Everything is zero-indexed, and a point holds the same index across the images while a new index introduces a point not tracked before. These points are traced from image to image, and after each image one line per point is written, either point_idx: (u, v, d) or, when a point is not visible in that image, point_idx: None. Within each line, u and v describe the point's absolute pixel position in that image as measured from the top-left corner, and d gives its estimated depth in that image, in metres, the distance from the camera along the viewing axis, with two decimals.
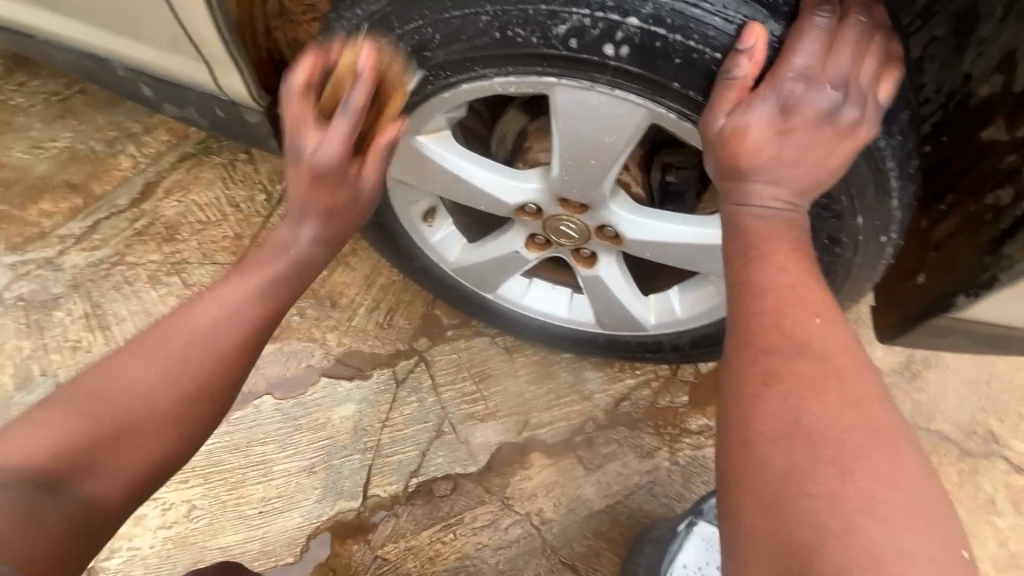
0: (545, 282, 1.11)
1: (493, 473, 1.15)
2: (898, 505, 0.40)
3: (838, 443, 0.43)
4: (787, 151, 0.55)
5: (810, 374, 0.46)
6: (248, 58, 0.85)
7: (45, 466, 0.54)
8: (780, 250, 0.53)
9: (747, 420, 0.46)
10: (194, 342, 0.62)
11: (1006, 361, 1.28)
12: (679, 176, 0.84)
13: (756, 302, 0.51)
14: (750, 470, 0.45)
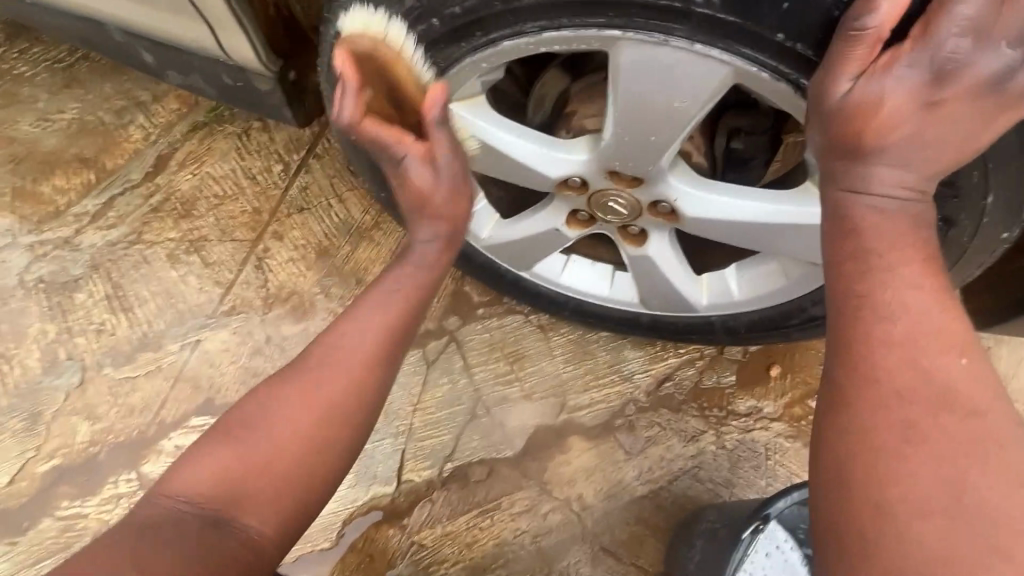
0: (585, 259, 1.02)
1: (530, 457, 1.11)
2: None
3: (1002, 524, 0.39)
4: (925, 131, 0.46)
5: (961, 434, 0.41)
6: (254, 16, 0.75)
7: (215, 495, 0.57)
8: (908, 262, 0.46)
9: (875, 469, 0.42)
10: (333, 382, 0.61)
11: None
12: (746, 141, 0.73)
13: (882, 326, 0.44)
14: (892, 542, 0.40)
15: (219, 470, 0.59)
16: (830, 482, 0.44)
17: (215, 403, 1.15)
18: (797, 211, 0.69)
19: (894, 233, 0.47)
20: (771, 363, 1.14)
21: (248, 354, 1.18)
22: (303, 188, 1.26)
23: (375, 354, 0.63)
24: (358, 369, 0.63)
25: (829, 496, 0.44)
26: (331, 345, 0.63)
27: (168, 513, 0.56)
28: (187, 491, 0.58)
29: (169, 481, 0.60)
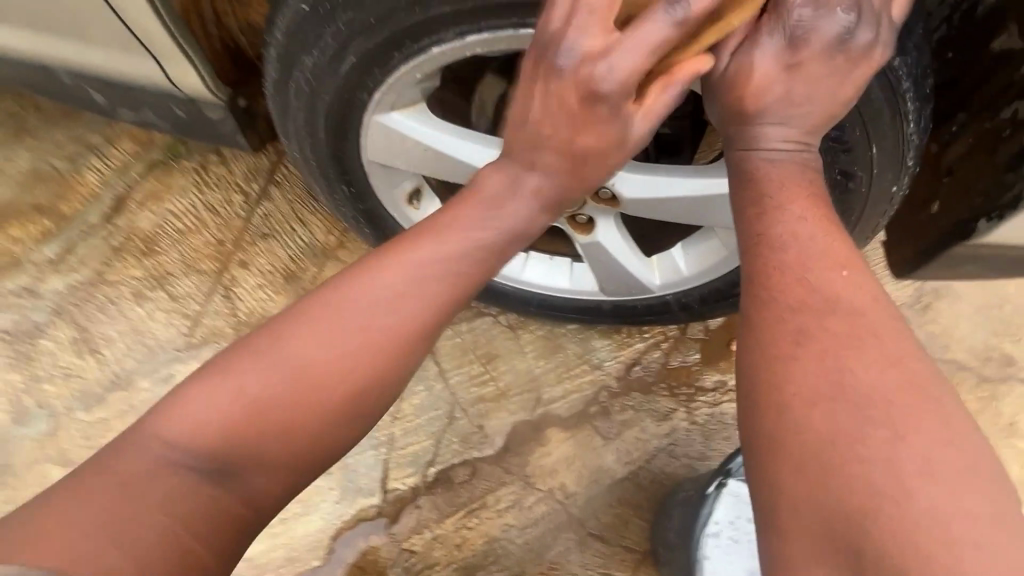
0: (542, 256, 1.08)
1: (511, 453, 1.13)
2: (958, 466, 0.39)
3: (880, 404, 0.42)
4: (795, 90, 0.53)
5: (844, 332, 0.46)
6: (199, 48, 0.79)
7: (222, 441, 0.52)
8: (797, 199, 0.52)
9: (777, 379, 0.46)
10: (363, 339, 0.56)
11: (1014, 284, 1.30)
12: (673, 126, 0.80)
13: (774, 255, 0.50)
14: (796, 436, 0.44)
15: (231, 416, 0.52)
16: (744, 401, 0.48)
17: None
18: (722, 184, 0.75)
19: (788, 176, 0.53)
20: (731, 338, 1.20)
21: None
22: (265, 216, 1.28)
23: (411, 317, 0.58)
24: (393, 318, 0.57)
25: (746, 415, 0.48)
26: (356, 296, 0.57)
27: (173, 451, 0.51)
28: (192, 431, 0.52)
29: (172, 409, 0.53)
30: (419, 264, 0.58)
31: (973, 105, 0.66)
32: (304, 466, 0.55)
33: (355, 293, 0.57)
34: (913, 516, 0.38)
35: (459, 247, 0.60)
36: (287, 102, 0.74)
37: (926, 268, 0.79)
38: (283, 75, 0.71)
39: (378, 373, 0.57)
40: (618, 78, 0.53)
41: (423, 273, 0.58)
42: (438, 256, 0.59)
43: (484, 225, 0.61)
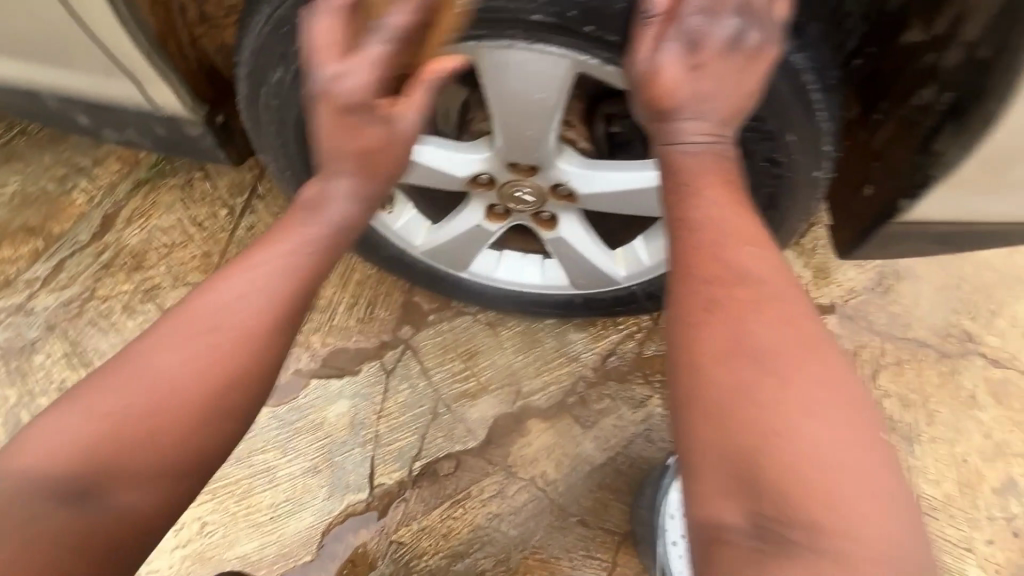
0: (515, 253, 1.13)
1: (493, 445, 1.18)
2: (838, 409, 0.48)
3: (775, 359, 0.50)
4: (700, 88, 0.59)
5: (747, 299, 0.53)
6: (177, 69, 0.84)
7: (73, 465, 0.53)
8: (711, 185, 0.57)
9: (694, 343, 0.53)
10: (220, 343, 0.58)
11: (971, 264, 1.36)
12: (623, 125, 0.86)
13: (693, 237, 0.56)
14: (708, 394, 0.51)
15: (81, 440, 0.54)
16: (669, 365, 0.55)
17: None
18: None
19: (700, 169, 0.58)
20: None
21: None
22: (249, 228, 1.33)
23: (261, 315, 0.60)
24: (250, 319, 0.59)
25: (672, 378, 0.54)
26: (205, 305, 0.59)
27: (27, 480, 0.52)
28: (43, 458, 0.53)
29: (27, 439, 0.54)
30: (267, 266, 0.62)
31: (893, 94, 0.72)
32: (182, 475, 0.56)
33: (192, 307, 0.59)
34: (808, 457, 0.46)
35: (307, 243, 0.63)
36: (261, 116, 0.79)
37: (865, 246, 0.83)
38: (255, 91, 0.76)
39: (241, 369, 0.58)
40: (353, 88, 0.60)
41: (272, 270, 0.61)
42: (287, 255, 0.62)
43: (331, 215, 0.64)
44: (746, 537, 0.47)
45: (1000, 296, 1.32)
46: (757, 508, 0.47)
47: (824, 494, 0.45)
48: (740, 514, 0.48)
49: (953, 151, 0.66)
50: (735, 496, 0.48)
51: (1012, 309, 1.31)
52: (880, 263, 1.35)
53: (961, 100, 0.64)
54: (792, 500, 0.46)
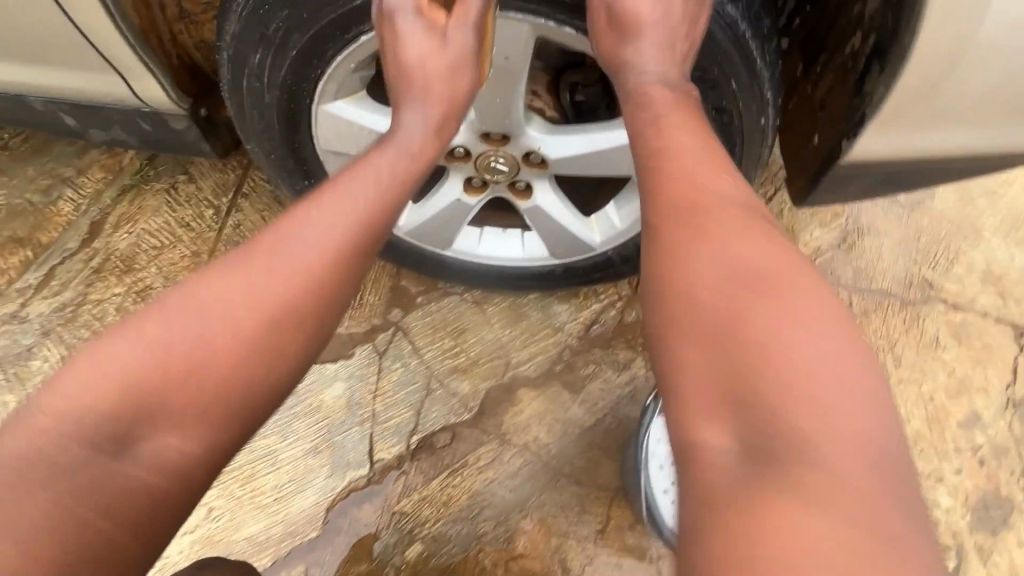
0: (495, 230, 1.18)
1: (487, 415, 1.22)
2: (808, 320, 0.54)
3: (739, 269, 0.57)
4: (653, 24, 0.73)
5: (713, 224, 0.60)
6: (161, 64, 0.88)
7: (131, 398, 0.58)
8: (677, 133, 0.67)
9: (670, 272, 0.60)
10: (270, 302, 0.63)
11: (928, 217, 1.44)
12: (586, 93, 0.92)
13: (662, 182, 0.65)
14: (687, 310, 0.58)
15: (137, 374, 0.59)
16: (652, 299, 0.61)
17: None
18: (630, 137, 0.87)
19: (682, 141, 0.66)
20: None
21: None
22: (236, 226, 1.37)
23: (312, 283, 0.65)
24: (298, 284, 0.64)
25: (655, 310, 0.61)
26: (260, 261, 0.65)
27: (85, 403, 0.57)
28: (101, 385, 0.58)
29: (83, 364, 0.59)
30: (332, 208, 0.68)
31: (827, 45, 0.79)
32: (221, 429, 0.61)
33: (248, 261, 0.65)
34: (781, 364, 0.51)
35: (373, 188, 0.71)
36: (245, 101, 0.84)
37: (817, 191, 0.89)
38: (238, 75, 0.81)
39: (312, 305, 0.65)
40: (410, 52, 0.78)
41: (344, 214, 0.68)
42: (351, 201, 0.69)
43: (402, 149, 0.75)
44: (732, 445, 0.51)
45: (956, 245, 1.40)
46: (741, 416, 0.51)
47: (801, 395, 0.50)
48: (727, 425, 0.52)
49: (880, 90, 0.72)
50: (720, 414, 0.52)
51: (968, 256, 1.39)
52: (843, 221, 1.42)
53: (879, 42, 0.70)
54: (769, 404, 0.51)
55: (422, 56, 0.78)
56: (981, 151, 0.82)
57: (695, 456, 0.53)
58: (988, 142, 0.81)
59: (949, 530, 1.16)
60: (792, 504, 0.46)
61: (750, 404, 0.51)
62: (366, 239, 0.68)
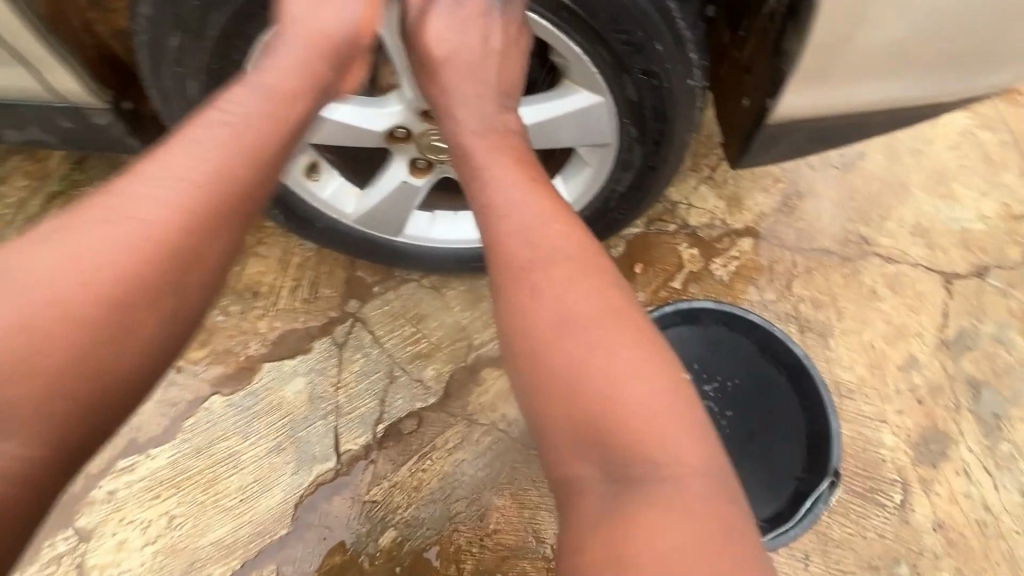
0: (447, 213, 1.17)
1: (452, 397, 1.23)
2: (626, 349, 0.60)
3: (568, 302, 0.62)
4: (459, 74, 0.79)
5: (543, 262, 0.65)
6: (75, 56, 0.84)
7: None
8: (509, 175, 0.71)
9: (516, 314, 0.64)
10: (105, 282, 0.58)
11: (861, 176, 1.52)
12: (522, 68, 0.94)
13: (501, 224, 0.68)
14: (532, 349, 0.62)
15: None
16: (505, 342, 0.65)
17: (138, 441, 1.16)
18: (565, 105, 0.88)
19: (513, 201, 0.69)
20: (633, 262, 1.40)
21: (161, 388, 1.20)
22: None
23: (153, 255, 0.60)
24: (132, 257, 0.59)
25: (509, 352, 0.65)
26: (85, 237, 0.59)
27: None
28: None
29: None
30: (178, 167, 0.63)
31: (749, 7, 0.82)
32: (73, 422, 0.57)
33: (72, 237, 0.59)
34: (617, 395, 0.58)
35: (225, 144, 0.65)
36: (171, 85, 0.82)
37: (750, 151, 0.93)
38: (160, 59, 0.78)
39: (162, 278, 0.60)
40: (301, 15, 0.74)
41: (192, 172, 0.63)
42: (201, 157, 0.64)
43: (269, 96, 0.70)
44: (597, 483, 0.58)
45: (887, 202, 1.48)
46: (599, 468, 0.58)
47: (632, 434, 0.57)
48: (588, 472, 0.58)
49: (795, 46, 0.75)
50: (581, 455, 0.58)
51: (898, 211, 1.48)
52: (784, 185, 1.48)
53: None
54: (612, 437, 0.57)
55: (310, 3, 0.75)
56: (898, 104, 0.87)
57: (566, 494, 0.59)
58: (903, 96, 0.85)
59: (894, 466, 1.23)
60: (651, 526, 0.53)
61: (603, 452, 0.57)
62: (219, 202, 0.63)
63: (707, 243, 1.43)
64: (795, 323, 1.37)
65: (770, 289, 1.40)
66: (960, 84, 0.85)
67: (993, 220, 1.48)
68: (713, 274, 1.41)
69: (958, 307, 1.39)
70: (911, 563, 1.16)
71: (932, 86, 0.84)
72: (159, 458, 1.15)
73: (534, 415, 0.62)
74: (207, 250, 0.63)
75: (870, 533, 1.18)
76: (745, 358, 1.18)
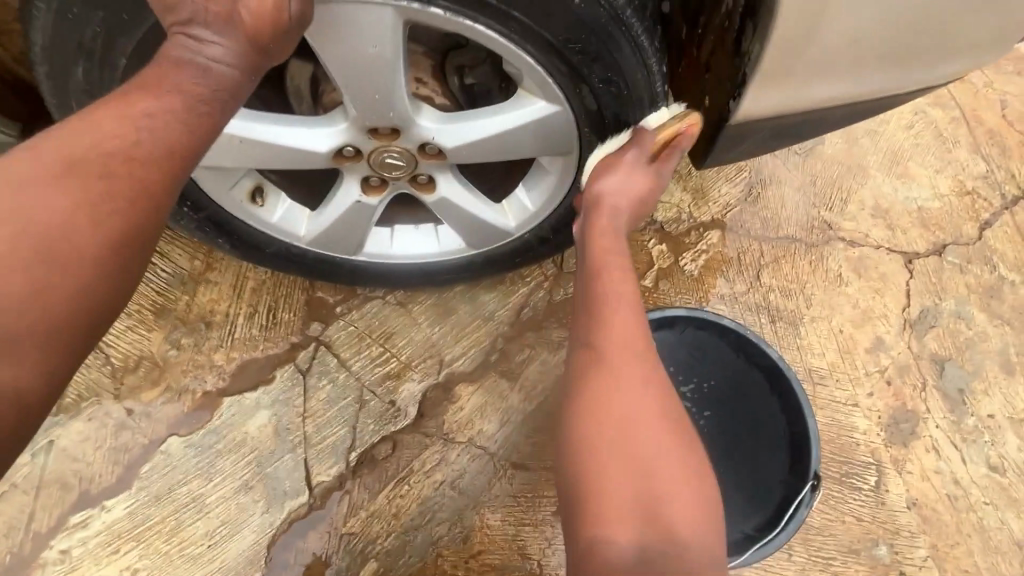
0: (407, 226, 1.11)
1: (427, 417, 1.18)
2: (682, 460, 0.67)
3: (651, 398, 0.69)
4: (630, 204, 0.83)
5: (637, 354, 0.71)
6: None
7: None
8: (618, 271, 0.77)
9: (602, 380, 0.69)
10: (44, 223, 0.57)
11: (821, 161, 1.52)
12: (476, 76, 0.88)
13: (602, 305, 0.74)
14: (605, 414, 0.68)
15: None
16: (578, 393, 0.71)
17: (91, 494, 1.08)
18: (519, 117, 0.84)
19: (622, 295, 0.74)
20: None
21: (112, 434, 1.12)
22: None
23: (97, 193, 0.59)
24: (72, 199, 0.59)
25: (581, 401, 0.70)
26: (27, 180, 0.58)
27: None
28: None
29: None
30: (126, 135, 0.62)
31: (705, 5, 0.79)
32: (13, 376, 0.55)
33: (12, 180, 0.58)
34: (666, 492, 0.65)
35: (172, 121, 0.64)
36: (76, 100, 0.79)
37: (714, 151, 0.91)
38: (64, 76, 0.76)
39: (112, 249, 0.60)
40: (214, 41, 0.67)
41: (129, 119, 0.62)
42: (152, 126, 0.63)
43: (204, 82, 0.67)
44: (628, 555, 0.62)
45: (848, 185, 1.50)
46: (639, 533, 0.63)
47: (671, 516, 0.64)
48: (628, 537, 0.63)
49: (755, 48, 0.73)
50: (622, 522, 0.64)
51: (859, 194, 1.49)
52: (747, 174, 1.48)
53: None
54: (653, 522, 0.63)
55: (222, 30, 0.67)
56: (859, 98, 0.85)
57: (586, 541, 0.64)
58: (864, 89, 0.83)
59: (868, 449, 1.25)
60: None
61: (643, 518, 0.64)
62: (172, 176, 0.64)
63: (675, 238, 1.41)
64: (766, 313, 1.37)
65: (739, 280, 1.39)
66: (917, 75, 0.84)
67: (948, 197, 1.51)
68: (683, 270, 1.39)
69: (919, 286, 1.42)
70: (890, 543, 1.19)
71: (892, 78, 0.83)
72: (115, 509, 1.08)
73: (580, 469, 0.67)
74: (155, 223, 0.63)
75: (848, 517, 1.20)
76: (723, 363, 1.17)
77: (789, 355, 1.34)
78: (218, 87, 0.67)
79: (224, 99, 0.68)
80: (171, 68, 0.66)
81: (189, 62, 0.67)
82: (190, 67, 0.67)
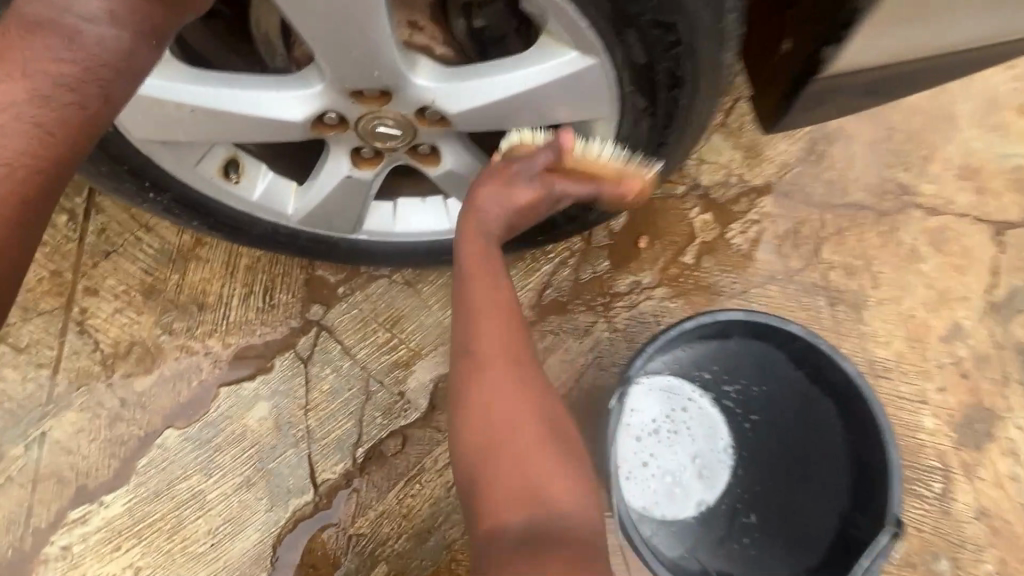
0: (412, 200, 0.95)
1: (438, 411, 1.08)
2: (546, 437, 0.63)
3: (511, 380, 0.65)
4: (519, 220, 0.71)
5: (496, 341, 0.66)
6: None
7: None
8: (485, 246, 0.69)
9: (469, 373, 0.65)
10: None
11: (900, 111, 1.28)
12: (486, 16, 0.70)
13: (469, 293, 0.68)
14: (476, 408, 0.64)
15: None
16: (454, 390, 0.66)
17: (88, 489, 1.03)
18: (536, 73, 0.66)
19: (485, 280, 0.67)
20: (637, 236, 1.20)
21: (106, 426, 1.05)
22: (100, 231, 1.10)
23: None
24: None
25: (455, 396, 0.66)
26: None
27: None
28: None
29: None
30: None
31: None
32: None
33: None
34: (537, 469, 0.61)
35: (13, 119, 0.47)
36: None
37: (789, 115, 0.72)
38: None
39: None
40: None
41: None
42: None
43: (73, 55, 0.48)
44: (516, 538, 0.58)
45: (931, 139, 1.26)
46: (521, 509, 0.59)
47: (561, 508, 0.60)
48: (519, 523, 0.59)
49: None
50: (507, 504, 0.60)
51: (944, 151, 1.25)
52: (811, 128, 1.25)
53: None
54: (527, 497, 0.60)
55: None
56: (962, 45, 0.68)
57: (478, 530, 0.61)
58: (970, 34, 0.66)
59: (935, 452, 1.11)
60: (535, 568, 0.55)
61: (521, 502, 0.60)
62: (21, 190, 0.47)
63: (722, 207, 1.22)
64: (824, 295, 1.20)
65: (794, 257, 1.21)
66: None
67: None
68: (730, 244, 1.21)
69: (1010, 263, 1.21)
70: (952, 557, 1.07)
71: (1010, 14, 0.65)
72: (114, 505, 1.03)
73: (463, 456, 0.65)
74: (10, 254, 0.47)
75: (907, 527, 1.08)
76: (777, 369, 1.02)
77: (849, 343, 1.17)
78: (94, 58, 0.49)
79: (105, 78, 0.50)
80: (22, 37, 0.48)
81: (52, 25, 0.48)
82: (46, 36, 0.48)
